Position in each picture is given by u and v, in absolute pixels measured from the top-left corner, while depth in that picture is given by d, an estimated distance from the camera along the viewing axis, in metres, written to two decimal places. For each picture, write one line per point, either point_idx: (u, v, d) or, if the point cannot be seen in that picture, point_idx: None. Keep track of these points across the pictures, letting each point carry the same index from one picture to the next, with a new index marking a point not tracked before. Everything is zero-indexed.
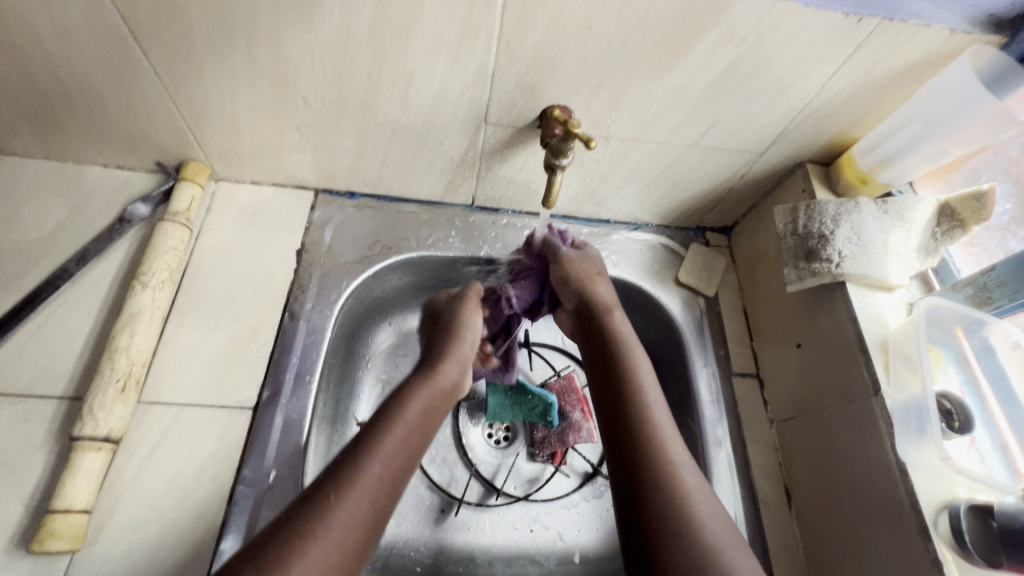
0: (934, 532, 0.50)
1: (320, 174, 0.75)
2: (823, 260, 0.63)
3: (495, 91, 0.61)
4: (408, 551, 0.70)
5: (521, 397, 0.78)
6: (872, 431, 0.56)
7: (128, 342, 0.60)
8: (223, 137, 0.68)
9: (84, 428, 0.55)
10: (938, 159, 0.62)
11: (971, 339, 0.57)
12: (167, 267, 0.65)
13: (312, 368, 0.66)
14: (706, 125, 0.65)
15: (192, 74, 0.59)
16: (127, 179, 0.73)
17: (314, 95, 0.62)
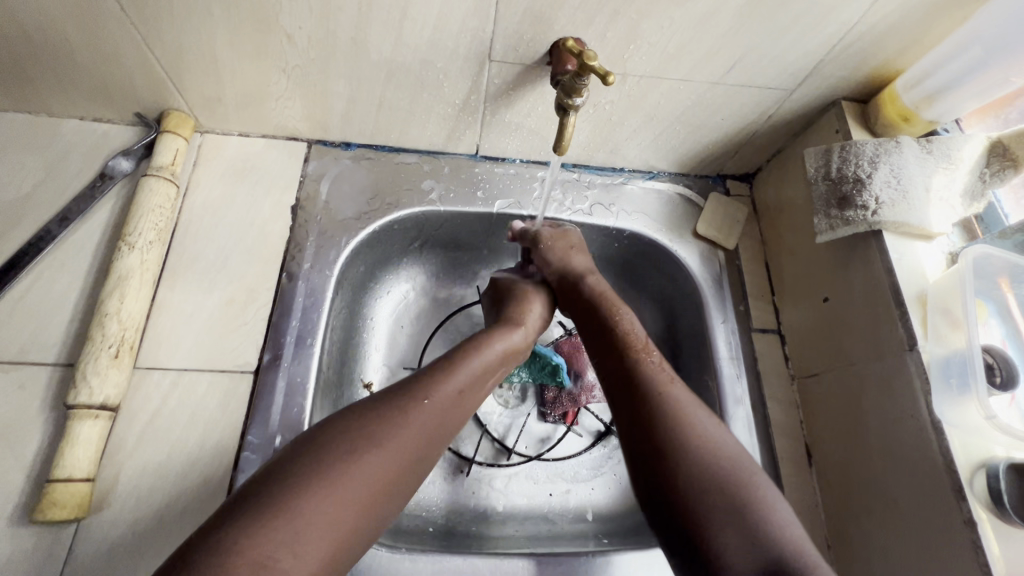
0: (969, 492, 0.47)
1: (312, 123, 0.70)
2: (858, 207, 0.59)
3: (500, 23, 0.55)
4: (420, 512, 0.70)
5: (531, 356, 0.75)
6: (907, 387, 0.53)
7: (118, 306, 0.57)
8: (206, 83, 0.63)
9: (78, 396, 0.52)
10: (995, 91, 0.56)
11: (1017, 291, 0.54)
12: (154, 227, 0.61)
13: (313, 331, 0.63)
14: (733, 59, 0.59)
15: (163, 10, 0.53)
16: (106, 131, 0.68)
17: (299, 31, 0.56)
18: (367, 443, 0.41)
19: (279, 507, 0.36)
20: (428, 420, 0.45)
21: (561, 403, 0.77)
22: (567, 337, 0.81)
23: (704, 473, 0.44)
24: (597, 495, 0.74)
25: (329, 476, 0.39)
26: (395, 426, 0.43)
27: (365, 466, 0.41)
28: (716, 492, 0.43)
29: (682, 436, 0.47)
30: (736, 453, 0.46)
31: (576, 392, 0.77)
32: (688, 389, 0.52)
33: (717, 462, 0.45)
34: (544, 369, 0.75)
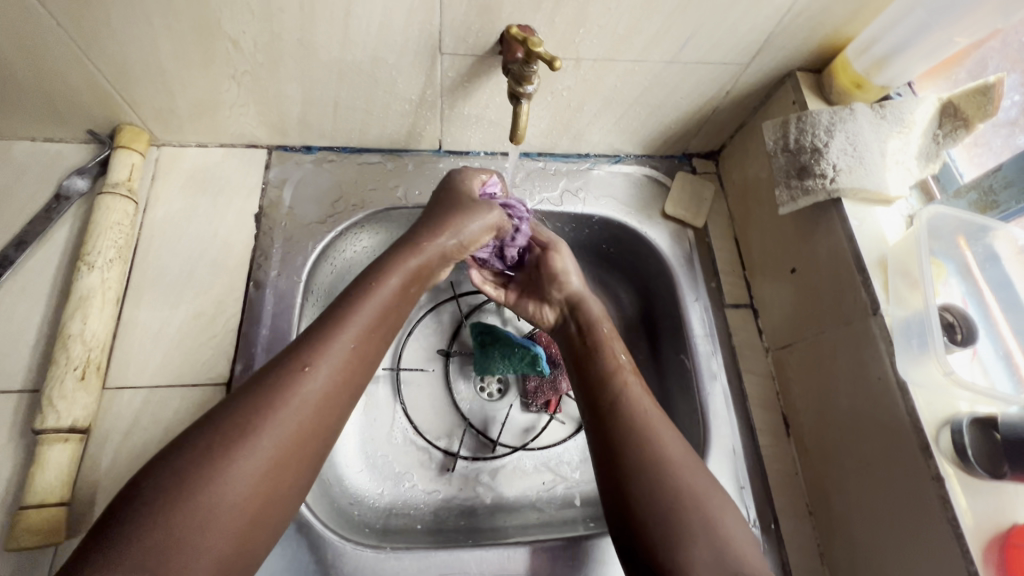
0: (935, 449, 0.48)
1: (270, 129, 0.69)
2: (816, 176, 0.59)
3: (446, 15, 0.54)
4: (408, 510, 0.70)
5: (508, 348, 0.74)
6: (873, 351, 0.54)
7: (81, 327, 0.56)
8: (155, 95, 0.62)
9: (46, 421, 0.52)
10: (942, 51, 0.56)
11: (974, 249, 0.54)
12: (114, 245, 0.60)
13: (284, 338, 0.63)
14: (684, 37, 0.59)
15: (100, 22, 0.52)
16: (59, 152, 0.67)
17: (243, 36, 0.55)
18: (211, 475, 0.39)
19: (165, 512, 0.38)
20: (284, 433, 0.43)
21: (542, 392, 0.76)
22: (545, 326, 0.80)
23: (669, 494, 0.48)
24: (584, 481, 0.75)
25: (193, 501, 0.38)
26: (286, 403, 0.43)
27: (217, 496, 0.39)
28: (679, 508, 0.47)
29: (653, 459, 0.50)
30: (695, 472, 0.50)
31: (557, 378, 0.76)
32: (665, 419, 0.54)
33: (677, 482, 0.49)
34: (524, 360, 0.74)
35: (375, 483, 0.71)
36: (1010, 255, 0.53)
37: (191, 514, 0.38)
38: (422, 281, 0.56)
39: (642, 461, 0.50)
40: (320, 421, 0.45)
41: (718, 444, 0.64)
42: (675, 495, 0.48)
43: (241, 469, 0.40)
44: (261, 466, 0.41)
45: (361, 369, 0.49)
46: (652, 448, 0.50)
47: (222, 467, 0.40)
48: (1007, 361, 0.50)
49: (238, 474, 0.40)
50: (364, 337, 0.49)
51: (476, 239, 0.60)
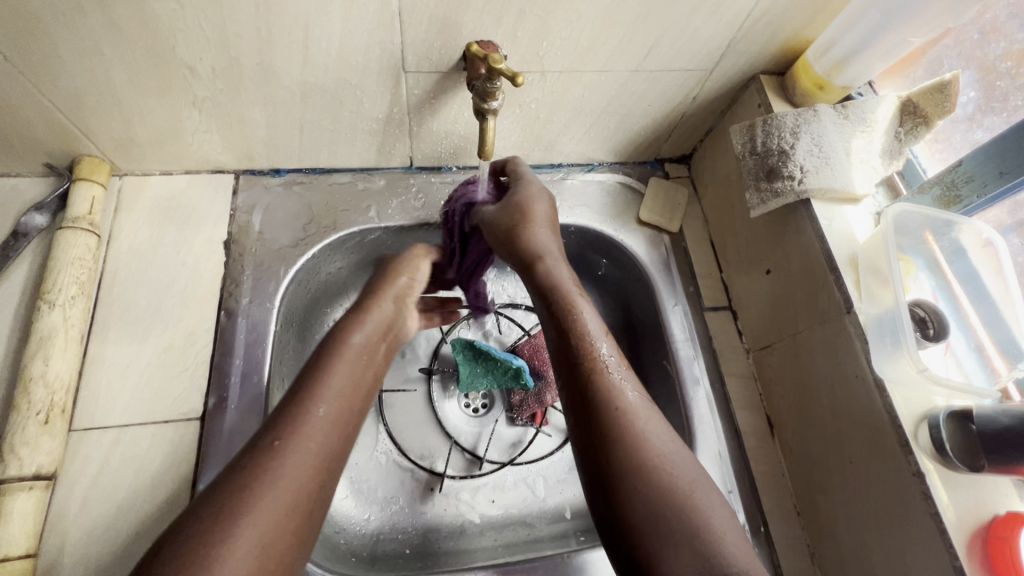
0: (914, 445, 0.49)
1: (236, 155, 0.68)
2: (784, 178, 0.60)
3: (407, 33, 0.54)
4: (396, 535, 0.69)
5: (491, 363, 0.74)
6: (849, 350, 0.54)
7: (43, 369, 0.54)
8: (114, 125, 0.60)
9: (8, 470, 0.50)
10: (898, 51, 0.57)
11: (941, 242, 0.55)
12: (76, 280, 0.58)
13: (258, 367, 0.61)
14: (647, 46, 0.59)
15: (49, 54, 0.51)
16: (15, 186, 0.65)
17: (201, 63, 0.54)
18: None
19: None
20: (265, 510, 0.40)
21: (527, 405, 0.76)
22: (527, 338, 0.79)
23: (663, 500, 0.43)
24: (572, 493, 0.74)
25: None
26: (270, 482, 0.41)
27: None
28: (675, 522, 0.42)
29: (638, 451, 0.46)
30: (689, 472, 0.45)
31: (541, 391, 0.76)
32: (651, 410, 0.49)
33: (672, 481, 0.44)
34: (507, 374, 0.74)
35: (361, 508, 0.69)
36: (976, 248, 0.53)
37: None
38: (387, 333, 0.56)
39: (632, 464, 0.45)
40: (309, 483, 0.43)
41: (704, 449, 0.64)
42: (676, 502, 0.43)
43: (229, 556, 0.37)
44: (252, 543, 0.38)
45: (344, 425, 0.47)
46: (647, 455, 0.45)
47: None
48: (980, 353, 0.51)
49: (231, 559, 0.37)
50: (341, 401, 0.47)
51: (418, 268, 0.62)
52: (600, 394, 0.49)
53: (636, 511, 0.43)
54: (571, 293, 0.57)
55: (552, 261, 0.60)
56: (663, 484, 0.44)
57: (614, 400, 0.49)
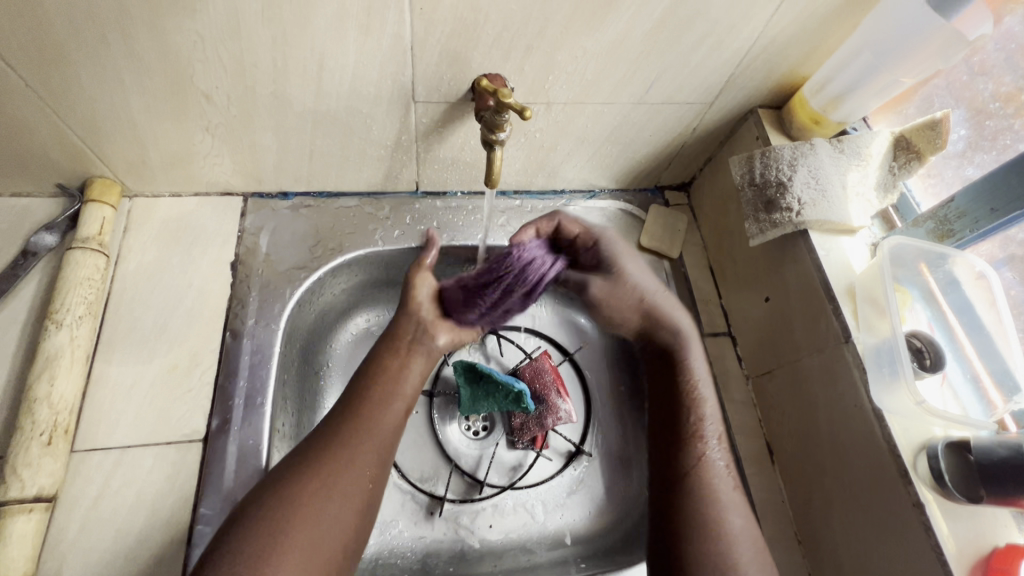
0: (914, 475, 0.49)
1: (245, 177, 0.69)
2: (783, 210, 0.61)
3: (418, 66, 0.55)
4: (396, 559, 0.68)
5: (492, 387, 0.74)
6: (848, 379, 0.55)
7: (48, 389, 0.54)
8: (128, 149, 0.62)
9: (9, 492, 0.49)
10: (891, 90, 0.59)
11: (936, 274, 0.56)
12: (84, 300, 0.59)
13: (262, 389, 0.61)
14: (650, 80, 0.61)
15: (70, 81, 0.52)
16: (26, 206, 0.66)
17: (216, 91, 0.55)
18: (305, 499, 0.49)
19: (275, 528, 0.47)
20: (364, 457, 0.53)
21: (528, 428, 0.75)
22: (528, 360, 0.80)
23: (710, 553, 0.52)
24: (572, 518, 0.74)
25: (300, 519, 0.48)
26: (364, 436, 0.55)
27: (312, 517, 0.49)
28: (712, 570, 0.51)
29: (711, 511, 0.54)
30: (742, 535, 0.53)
31: (542, 415, 0.75)
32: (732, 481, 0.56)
33: (729, 543, 0.52)
34: (508, 398, 0.73)
35: None
36: (969, 280, 0.55)
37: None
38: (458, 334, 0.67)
39: (709, 520, 0.53)
40: (370, 475, 0.53)
41: None
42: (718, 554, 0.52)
43: (303, 532, 0.48)
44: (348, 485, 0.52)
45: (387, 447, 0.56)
46: (722, 525, 0.53)
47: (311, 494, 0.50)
48: (976, 384, 0.52)
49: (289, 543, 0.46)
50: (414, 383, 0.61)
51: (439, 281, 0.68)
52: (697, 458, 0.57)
53: (687, 552, 0.52)
54: (689, 353, 0.64)
55: (681, 339, 0.65)
56: (726, 541, 0.52)
57: (704, 463, 0.57)
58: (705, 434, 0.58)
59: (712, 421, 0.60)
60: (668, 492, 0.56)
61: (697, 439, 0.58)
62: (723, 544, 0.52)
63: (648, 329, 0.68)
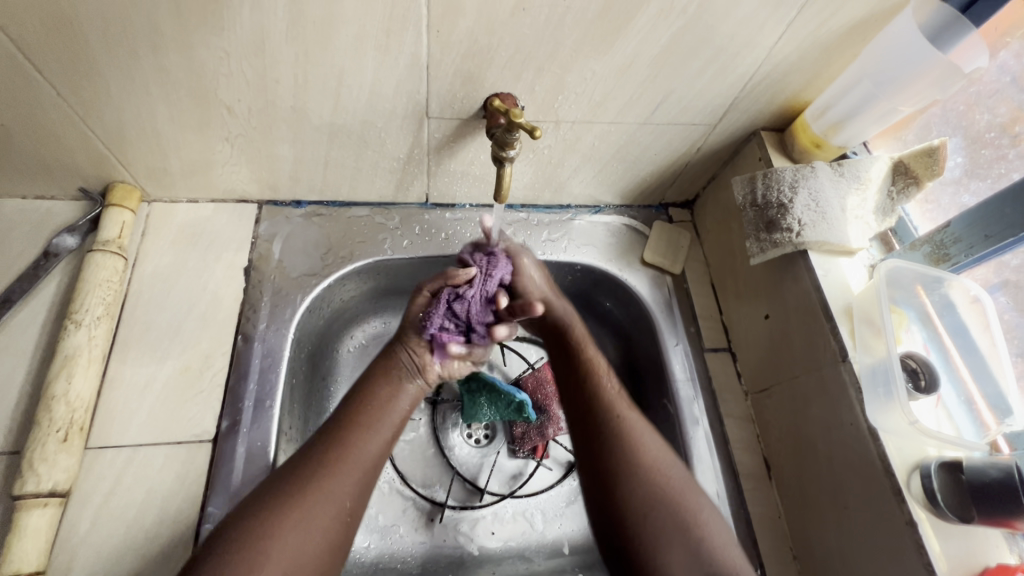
0: (907, 494, 0.50)
1: (261, 185, 0.71)
2: (783, 230, 0.63)
3: (433, 84, 0.58)
4: (396, 563, 0.69)
5: (495, 397, 0.75)
6: (844, 398, 0.56)
7: (66, 387, 0.56)
8: (150, 156, 0.64)
9: (25, 486, 0.51)
10: (890, 117, 0.61)
11: (932, 297, 0.58)
12: (102, 301, 0.61)
13: (271, 392, 0.63)
14: (656, 101, 0.63)
15: (100, 91, 0.54)
16: (50, 209, 0.68)
17: (238, 103, 0.58)
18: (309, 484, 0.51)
19: (275, 514, 0.49)
20: (369, 440, 0.56)
21: (529, 438, 0.77)
22: (531, 371, 0.81)
23: (653, 500, 0.54)
24: (571, 527, 0.74)
25: (302, 504, 0.50)
26: (369, 423, 0.57)
27: (315, 501, 0.50)
28: (661, 511, 0.53)
29: (631, 448, 0.57)
30: (679, 481, 0.55)
31: (543, 424, 0.78)
32: (651, 426, 0.60)
33: (660, 478, 0.55)
34: (510, 407, 0.75)
35: (361, 536, 0.70)
36: (965, 303, 0.56)
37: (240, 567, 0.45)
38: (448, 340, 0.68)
39: (631, 459, 0.56)
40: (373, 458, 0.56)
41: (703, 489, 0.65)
42: (668, 503, 0.54)
43: (302, 515, 0.49)
44: (354, 469, 0.54)
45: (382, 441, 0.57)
46: (618, 416, 0.59)
47: (317, 478, 0.52)
48: (969, 406, 0.53)
49: (278, 532, 0.48)
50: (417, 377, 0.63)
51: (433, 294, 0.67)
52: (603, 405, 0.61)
53: (634, 513, 0.54)
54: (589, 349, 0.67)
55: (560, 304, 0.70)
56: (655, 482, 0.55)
57: (607, 402, 0.61)
58: (620, 427, 0.58)
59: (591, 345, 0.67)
60: (597, 452, 0.58)
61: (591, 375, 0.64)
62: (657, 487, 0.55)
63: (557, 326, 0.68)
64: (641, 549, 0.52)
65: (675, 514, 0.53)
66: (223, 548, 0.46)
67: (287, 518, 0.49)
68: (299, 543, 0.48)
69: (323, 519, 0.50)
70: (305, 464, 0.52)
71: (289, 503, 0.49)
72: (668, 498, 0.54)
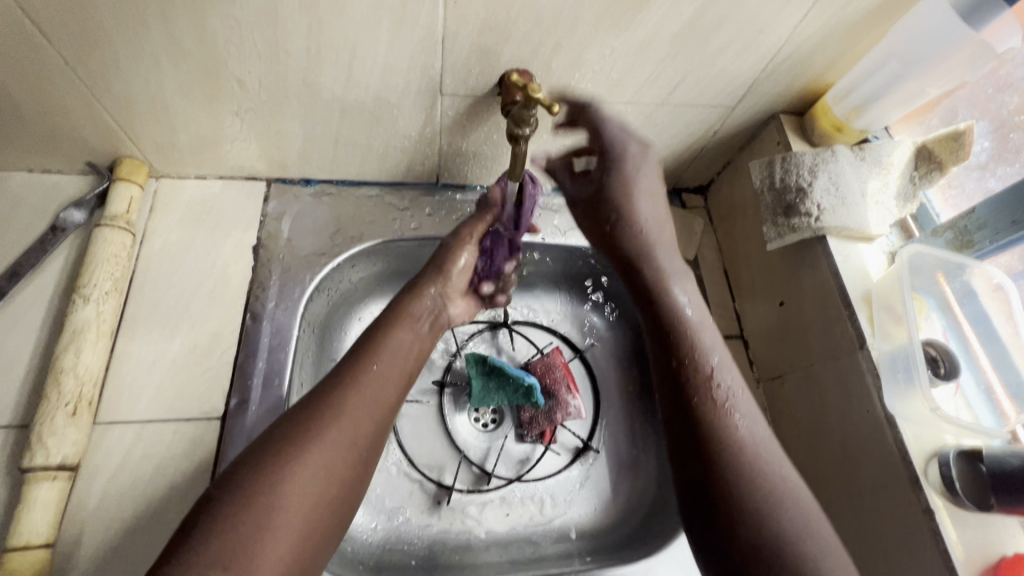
0: (924, 481, 0.50)
1: (270, 163, 0.70)
2: (802, 214, 0.62)
3: (448, 59, 0.56)
4: (403, 545, 0.70)
5: (503, 380, 0.75)
6: (861, 385, 0.55)
7: (74, 361, 0.55)
8: (159, 129, 0.63)
9: (34, 459, 0.51)
10: (915, 100, 0.59)
11: (953, 285, 0.57)
12: (110, 276, 0.60)
13: (280, 371, 0.62)
14: (675, 81, 0.62)
15: (108, 60, 0.53)
16: (56, 183, 0.67)
17: (249, 76, 0.56)
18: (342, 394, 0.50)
19: (311, 425, 0.47)
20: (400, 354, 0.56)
21: (537, 422, 0.76)
22: (540, 356, 0.80)
23: (753, 495, 0.46)
24: (578, 513, 0.74)
25: (339, 414, 0.49)
26: (398, 342, 0.57)
27: (353, 407, 0.50)
28: (759, 503, 0.46)
29: (717, 424, 0.50)
30: (772, 462, 0.48)
31: (552, 409, 0.76)
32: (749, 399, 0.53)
33: (750, 460, 0.48)
34: (519, 392, 0.75)
35: (368, 518, 0.70)
36: (986, 292, 0.55)
37: (256, 513, 0.42)
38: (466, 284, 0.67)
39: (726, 441, 0.49)
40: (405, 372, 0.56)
41: None
42: (772, 503, 0.46)
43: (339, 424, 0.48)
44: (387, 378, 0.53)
45: (396, 386, 0.54)
46: (712, 394, 0.52)
47: (351, 387, 0.51)
48: (989, 396, 0.52)
49: (298, 468, 0.45)
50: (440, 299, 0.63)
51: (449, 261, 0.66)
52: (693, 372, 0.54)
53: (727, 492, 0.47)
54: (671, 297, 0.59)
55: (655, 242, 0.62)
56: (747, 462, 0.48)
57: (698, 365, 0.54)
58: (729, 402, 0.52)
59: (675, 280, 0.60)
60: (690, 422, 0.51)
61: (685, 330, 0.56)
62: (744, 466, 0.48)
63: (631, 263, 0.62)
64: (742, 543, 0.45)
65: (766, 497, 0.46)
66: (256, 465, 0.45)
67: (323, 429, 0.47)
68: (338, 450, 0.47)
69: (339, 453, 0.47)
70: (335, 378, 0.52)
71: (326, 412, 0.48)
72: (765, 485, 0.47)
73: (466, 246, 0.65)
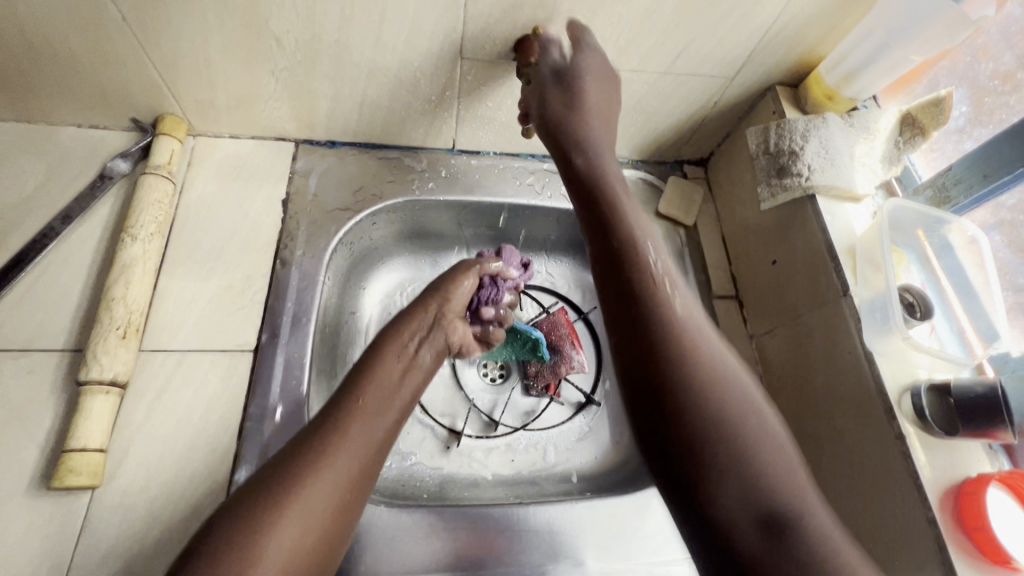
0: (899, 412, 0.54)
1: (299, 124, 0.75)
2: (793, 175, 0.67)
3: (468, 23, 0.61)
4: (415, 481, 0.74)
5: (511, 336, 0.79)
6: (843, 326, 0.60)
7: (124, 292, 0.61)
8: (199, 87, 0.68)
9: (89, 374, 0.56)
10: (901, 68, 0.64)
11: (932, 239, 0.61)
12: (155, 220, 0.66)
13: (307, 310, 0.68)
14: (676, 51, 0.67)
15: (160, 18, 0.58)
16: (103, 138, 0.72)
17: (286, 36, 0.62)
18: (328, 437, 0.47)
19: (296, 471, 0.44)
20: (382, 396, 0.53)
21: (543, 375, 0.81)
22: (546, 314, 0.85)
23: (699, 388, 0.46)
24: (580, 459, 0.79)
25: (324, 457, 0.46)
26: (382, 388, 0.54)
27: (339, 452, 0.47)
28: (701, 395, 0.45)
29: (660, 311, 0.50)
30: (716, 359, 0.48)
31: (556, 363, 0.80)
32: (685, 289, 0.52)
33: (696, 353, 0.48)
34: (525, 346, 0.79)
35: None
36: (962, 245, 0.59)
37: (235, 558, 0.39)
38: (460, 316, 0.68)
39: (669, 334, 0.48)
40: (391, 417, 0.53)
41: None
42: (712, 390, 0.46)
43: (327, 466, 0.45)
44: (373, 422, 0.50)
45: (385, 424, 0.52)
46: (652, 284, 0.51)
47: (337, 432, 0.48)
48: (960, 336, 0.57)
49: (285, 511, 0.42)
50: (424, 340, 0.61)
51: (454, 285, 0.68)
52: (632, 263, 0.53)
53: (669, 375, 0.46)
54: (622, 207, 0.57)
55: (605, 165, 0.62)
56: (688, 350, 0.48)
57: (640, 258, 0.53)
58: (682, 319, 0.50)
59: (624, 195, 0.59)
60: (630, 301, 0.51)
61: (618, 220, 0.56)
62: (689, 363, 0.47)
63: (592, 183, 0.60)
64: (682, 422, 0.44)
65: (714, 395, 0.46)
66: (238, 514, 0.41)
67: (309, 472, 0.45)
68: (322, 495, 0.44)
69: (327, 493, 0.45)
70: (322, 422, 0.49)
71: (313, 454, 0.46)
72: (701, 374, 0.46)
73: (469, 271, 0.69)
